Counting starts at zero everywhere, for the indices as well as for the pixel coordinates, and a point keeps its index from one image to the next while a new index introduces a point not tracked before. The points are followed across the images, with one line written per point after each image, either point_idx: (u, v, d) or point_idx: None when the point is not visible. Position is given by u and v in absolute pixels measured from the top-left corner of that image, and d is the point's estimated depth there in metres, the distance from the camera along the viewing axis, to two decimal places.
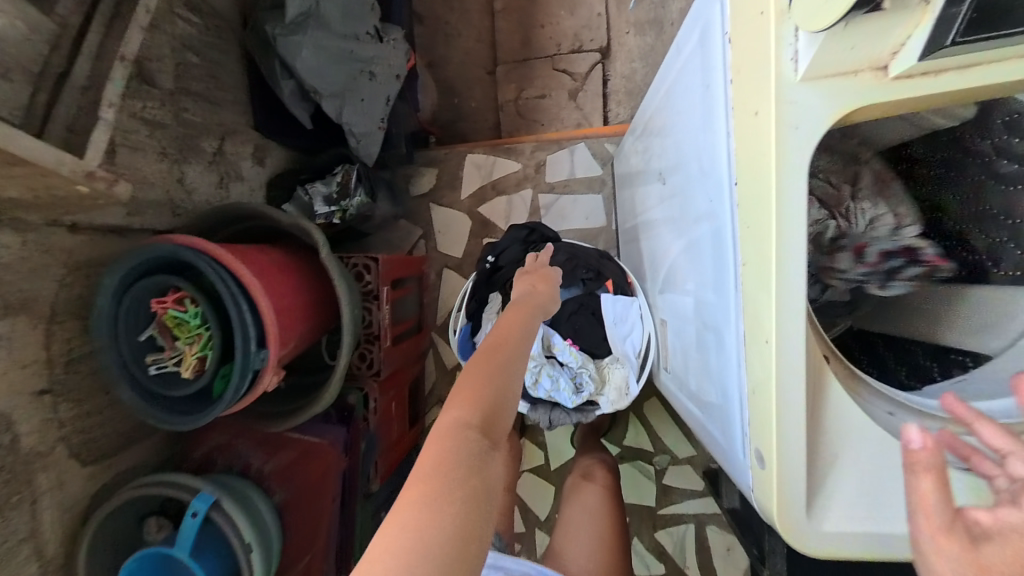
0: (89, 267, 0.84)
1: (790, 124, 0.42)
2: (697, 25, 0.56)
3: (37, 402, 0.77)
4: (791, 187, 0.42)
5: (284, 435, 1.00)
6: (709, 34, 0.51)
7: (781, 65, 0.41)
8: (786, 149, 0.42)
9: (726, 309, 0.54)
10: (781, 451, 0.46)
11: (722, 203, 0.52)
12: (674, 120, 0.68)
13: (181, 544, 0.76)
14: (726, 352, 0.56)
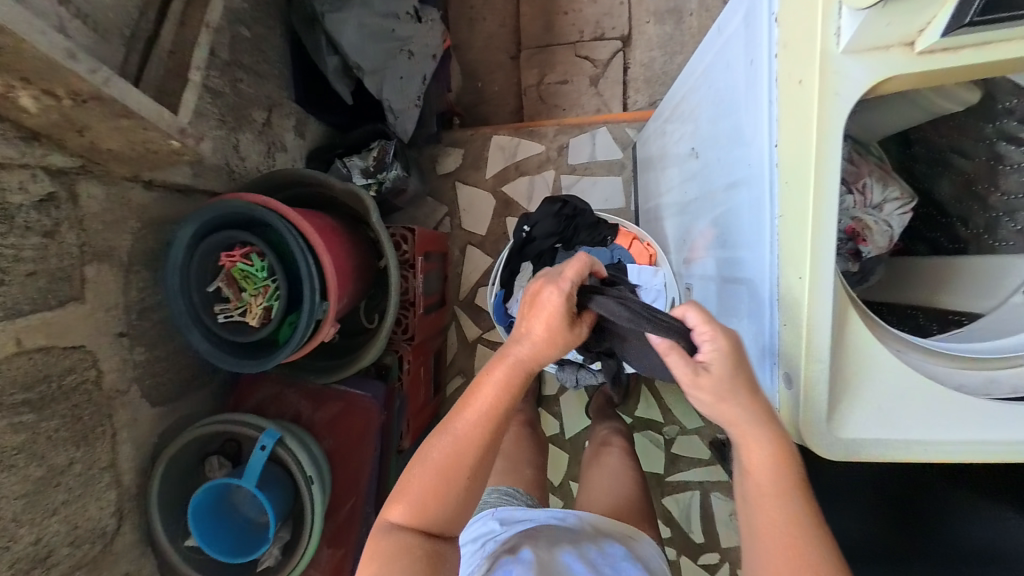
0: (158, 223, 0.91)
1: (832, 91, 0.50)
2: (739, 10, 0.64)
3: (116, 343, 0.85)
4: (830, 142, 0.51)
5: (331, 388, 1.06)
6: (754, 13, 0.58)
7: (829, 42, 0.49)
8: (828, 110, 0.50)
9: (756, 260, 0.61)
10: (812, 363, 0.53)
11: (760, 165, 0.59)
12: (710, 100, 0.75)
13: (250, 476, 0.85)
14: (755, 300, 0.63)
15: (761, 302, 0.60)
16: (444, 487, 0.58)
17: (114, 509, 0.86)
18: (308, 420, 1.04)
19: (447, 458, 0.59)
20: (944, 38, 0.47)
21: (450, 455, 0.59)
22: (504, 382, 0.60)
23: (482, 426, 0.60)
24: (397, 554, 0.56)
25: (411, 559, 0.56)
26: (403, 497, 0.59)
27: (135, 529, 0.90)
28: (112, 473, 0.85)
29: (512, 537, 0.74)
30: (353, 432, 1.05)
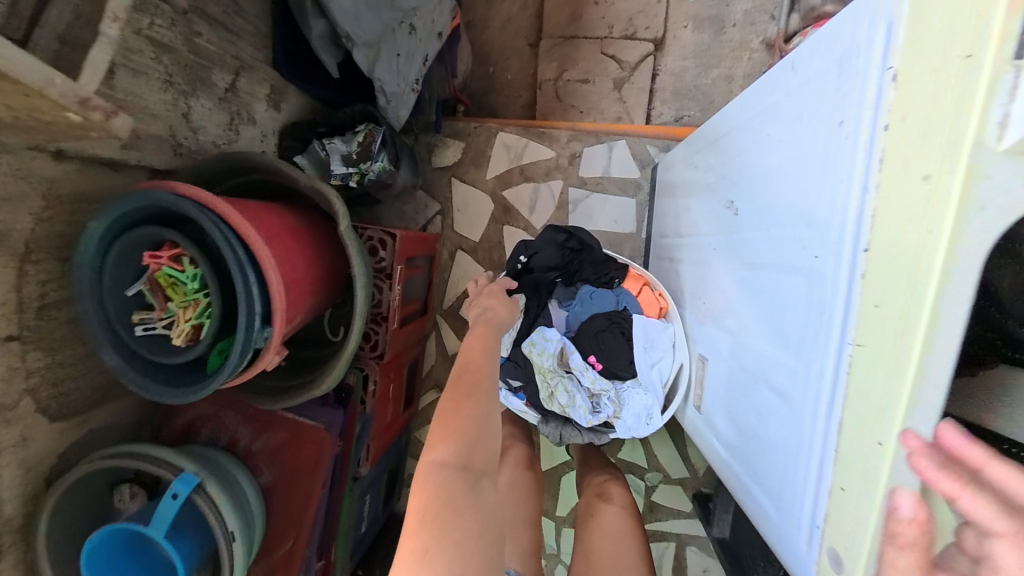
0: (74, 200, 0.74)
1: (978, 207, 0.33)
2: (837, 39, 0.46)
3: (2, 347, 0.68)
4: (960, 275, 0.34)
5: (277, 414, 0.92)
6: (869, 59, 0.42)
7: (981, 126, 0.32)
8: (964, 227, 0.33)
9: (810, 383, 0.50)
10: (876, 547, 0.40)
11: (842, 266, 0.44)
12: (763, 149, 0.60)
13: (158, 524, 0.71)
14: (805, 419, 0.51)
15: (817, 433, 0.48)
16: (474, 424, 0.62)
17: None
18: (245, 448, 0.90)
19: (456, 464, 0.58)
20: None
21: (473, 398, 0.65)
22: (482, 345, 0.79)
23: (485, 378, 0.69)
24: (450, 496, 0.55)
25: (461, 491, 0.56)
26: (443, 434, 0.61)
27: (18, 564, 0.76)
28: None
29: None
30: (297, 467, 0.91)
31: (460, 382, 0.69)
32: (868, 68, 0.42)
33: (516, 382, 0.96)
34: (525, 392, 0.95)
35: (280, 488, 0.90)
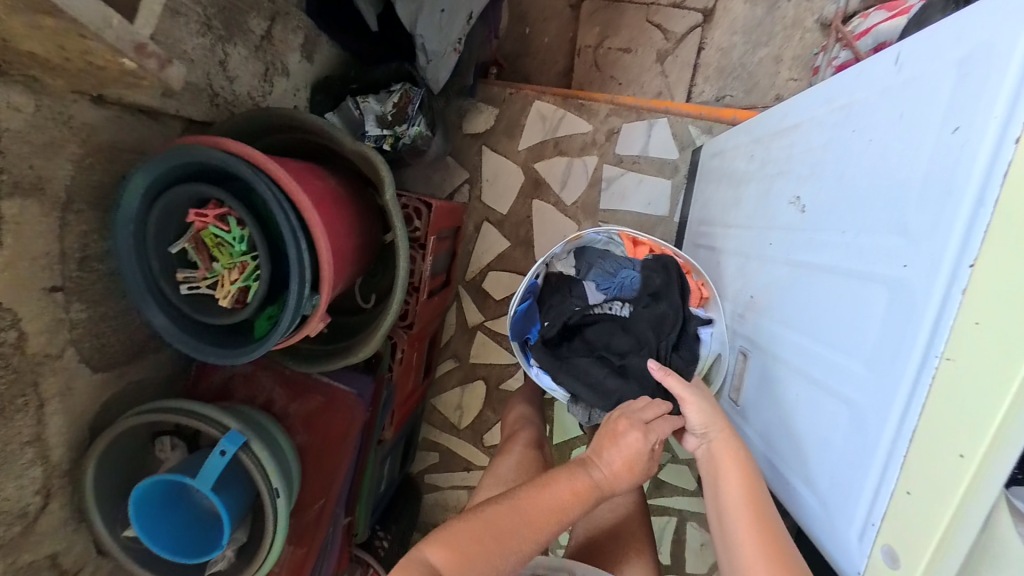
0: (112, 150, 0.71)
1: None
2: (967, 40, 0.45)
3: (47, 300, 0.67)
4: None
5: (311, 378, 0.93)
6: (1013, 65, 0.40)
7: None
8: None
9: (875, 393, 0.51)
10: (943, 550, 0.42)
11: (940, 278, 0.44)
12: (850, 150, 0.58)
13: (204, 478, 0.73)
14: (863, 428, 0.52)
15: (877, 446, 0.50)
16: (479, 553, 0.64)
17: (40, 487, 0.73)
18: (281, 410, 0.91)
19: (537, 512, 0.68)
20: None
21: (496, 535, 0.65)
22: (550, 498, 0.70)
23: (524, 530, 0.67)
24: None
25: None
26: (450, 543, 0.64)
27: (65, 506, 0.78)
28: (36, 448, 0.71)
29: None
30: (329, 432, 0.93)
31: (494, 528, 0.66)
32: (1007, 77, 0.40)
33: None
34: (556, 371, 0.98)
35: (313, 450, 0.93)
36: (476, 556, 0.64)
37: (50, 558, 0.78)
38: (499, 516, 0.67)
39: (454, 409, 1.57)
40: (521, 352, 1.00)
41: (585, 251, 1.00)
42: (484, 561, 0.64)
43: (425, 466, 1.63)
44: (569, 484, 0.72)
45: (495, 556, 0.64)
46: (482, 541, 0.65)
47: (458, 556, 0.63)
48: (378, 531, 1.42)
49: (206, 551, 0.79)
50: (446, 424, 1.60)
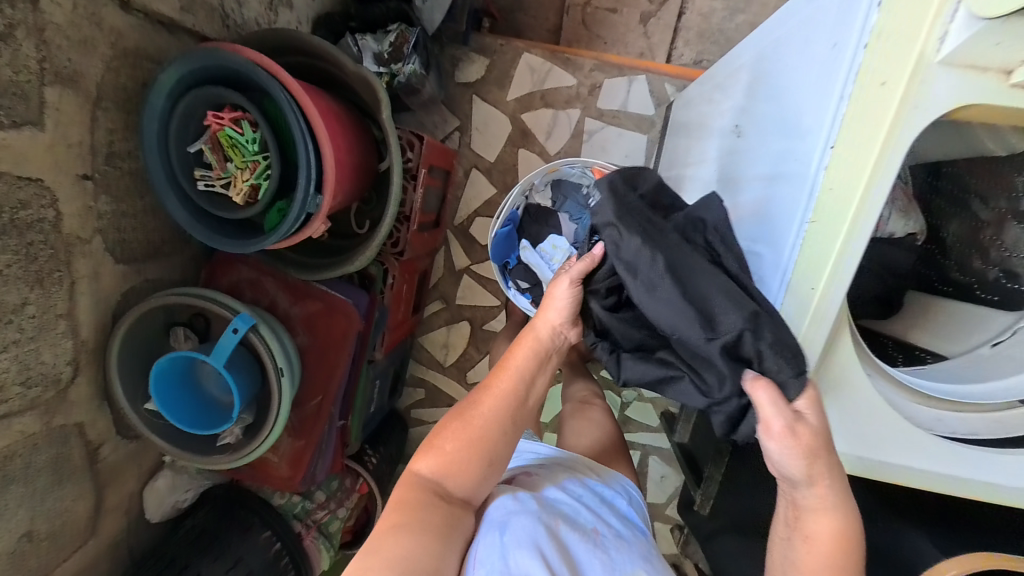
0: (135, 56, 0.78)
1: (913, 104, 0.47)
2: None
3: (79, 186, 0.76)
4: (890, 157, 0.48)
5: (311, 286, 1.03)
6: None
7: (928, 48, 0.46)
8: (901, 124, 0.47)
9: (771, 270, 0.62)
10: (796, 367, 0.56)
11: (810, 165, 0.54)
12: (775, 77, 0.69)
13: (219, 355, 0.84)
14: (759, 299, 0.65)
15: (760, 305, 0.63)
16: (471, 456, 0.63)
17: (71, 358, 0.83)
18: (284, 313, 1.02)
19: (503, 394, 0.67)
20: None
21: (473, 430, 0.64)
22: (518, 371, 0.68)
23: (498, 412, 0.65)
24: (412, 508, 0.60)
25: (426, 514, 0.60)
26: (436, 451, 0.64)
27: (92, 382, 0.88)
28: (69, 322, 0.81)
29: (516, 470, 0.79)
30: (327, 337, 1.04)
31: (465, 419, 0.65)
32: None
33: (525, 284, 1.10)
34: (531, 293, 1.10)
35: (313, 350, 1.04)
36: (466, 465, 0.63)
37: (78, 427, 0.88)
38: (468, 410, 0.66)
39: (440, 346, 1.69)
40: (500, 275, 1.13)
41: (561, 184, 1.11)
42: (481, 464, 0.64)
43: (412, 401, 1.76)
44: (534, 343, 0.69)
45: (488, 451, 0.64)
46: (473, 450, 0.63)
47: (448, 460, 0.63)
48: (368, 450, 1.53)
49: (217, 425, 0.91)
50: (433, 361, 1.73)
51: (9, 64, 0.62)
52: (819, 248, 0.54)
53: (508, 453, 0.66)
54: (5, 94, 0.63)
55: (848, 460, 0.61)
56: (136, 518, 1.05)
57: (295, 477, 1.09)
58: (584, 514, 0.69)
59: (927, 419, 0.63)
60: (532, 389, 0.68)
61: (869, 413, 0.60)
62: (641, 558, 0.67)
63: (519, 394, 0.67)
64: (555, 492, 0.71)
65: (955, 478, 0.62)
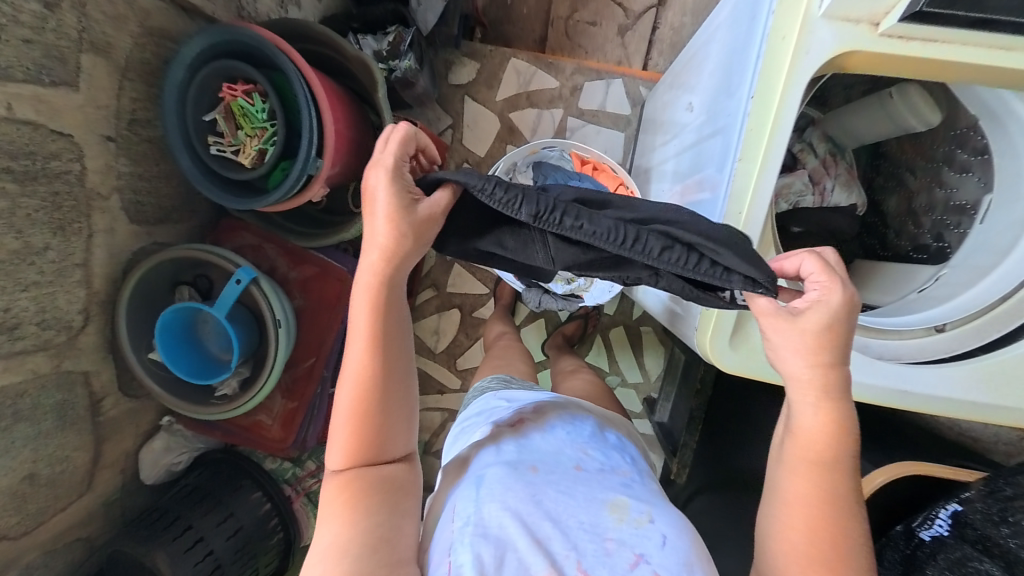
0: (159, 36, 0.89)
1: (804, 54, 0.57)
2: None
3: (103, 146, 0.85)
4: (789, 101, 0.59)
5: (309, 253, 1.11)
6: None
7: (812, 6, 0.56)
8: (795, 72, 0.58)
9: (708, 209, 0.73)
10: None
11: (738, 114, 0.64)
12: (718, 55, 0.81)
13: (222, 305, 0.91)
14: None
15: None
16: (365, 421, 0.62)
17: (82, 307, 0.89)
18: (282, 276, 1.10)
19: (360, 348, 0.61)
20: (900, 25, 0.54)
21: (353, 394, 0.62)
22: (367, 318, 0.61)
23: (369, 362, 0.61)
24: (355, 494, 0.60)
25: (362, 486, 0.61)
26: (337, 442, 0.62)
27: (99, 333, 0.94)
28: (84, 271, 0.88)
29: (511, 416, 0.78)
30: (322, 297, 1.11)
31: (344, 392, 0.62)
32: None
33: None
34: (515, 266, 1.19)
35: (308, 312, 1.11)
36: (369, 436, 0.62)
37: (83, 376, 0.93)
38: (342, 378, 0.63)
39: (431, 333, 1.75)
40: None
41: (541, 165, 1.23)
42: (380, 424, 0.62)
43: None
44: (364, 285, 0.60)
45: (380, 402, 0.62)
46: (363, 423, 0.62)
47: (350, 438, 0.62)
48: None
49: (215, 377, 0.98)
50: (423, 348, 1.78)
51: (53, 31, 0.72)
52: (740, 183, 0.64)
53: (396, 397, 0.63)
54: (47, 56, 0.72)
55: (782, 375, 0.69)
56: (130, 478, 1.08)
57: (286, 438, 1.14)
58: (564, 457, 0.69)
59: (855, 341, 0.73)
60: (385, 319, 0.62)
61: None
62: (621, 485, 0.67)
63: (379, 339, 0.62)
64: (536, 438, 0.71)
65: (878, 388, 0.71)
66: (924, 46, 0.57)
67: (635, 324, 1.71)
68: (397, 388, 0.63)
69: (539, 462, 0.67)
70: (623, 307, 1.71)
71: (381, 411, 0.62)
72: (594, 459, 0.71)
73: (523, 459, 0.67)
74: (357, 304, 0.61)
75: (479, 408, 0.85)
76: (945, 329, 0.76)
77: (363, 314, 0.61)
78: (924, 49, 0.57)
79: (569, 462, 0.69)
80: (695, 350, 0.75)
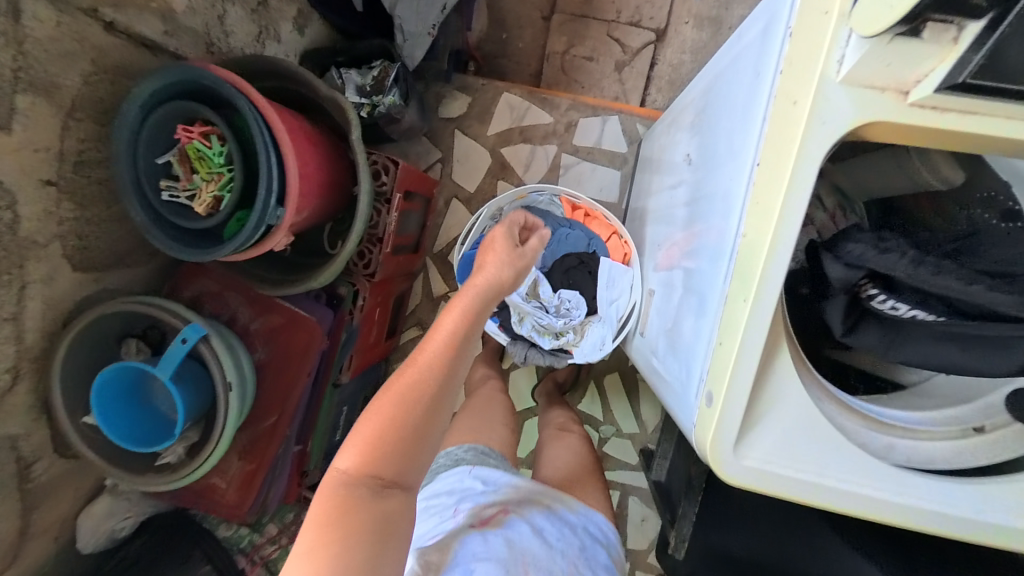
0: (116, 73, 0.83)
1: (821, 122, 0.49)
2: (761, 16, 0.61)
3: (42, 191, 0.77)
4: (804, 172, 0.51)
5: (274, 301, 1.02)
6: (774, 28, 0.56)
7: (827, 67, 0.48)
8: (810, 143, 0.50)
9: (710, 288, 0.66)
10: (734, 383, 0.56)
11: (744, 180, 0.58)
12: (718, 108, 0.75)
13: (165, 366, 0.82)
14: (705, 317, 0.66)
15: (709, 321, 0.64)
16: (404, 428, 0.58)
17: (11, 366, 0.80)
18: (244, 327, 1.01)
19: (433, 354, 0.61)
20: (935, 94, 0.46)
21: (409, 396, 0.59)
22: (457, 322, 0.64)
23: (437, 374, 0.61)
24: (354, 508, 0.54)
25: (364, 512, 0.54)
26: (359, 439, 0.57)
27: (31, 392, 0.84)
28: (15, 327, 0.79)
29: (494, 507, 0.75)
30: (287, 349, 1.03)
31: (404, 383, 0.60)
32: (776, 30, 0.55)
33: (493, 307, 1.13)
34: (499, 316, 1.12)
35: (271, 367, 1.02)
36: (399, 449, 0.58)
37: (10, 441, 0.83)
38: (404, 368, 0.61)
39: None
40: None
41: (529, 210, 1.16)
42: (414, 440, 0.58)
43: None
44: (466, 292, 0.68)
45: (431, 423, 0.59)
46: (400, 425, 0.58)
47: (375, 441, 0.57)
48: None
49: (158, 444, 0.88)
50: None
51: None
52: (745, 264, 0.56)
53: (439, 430, 0.60)
54: None
55: (821, 494, 0.59)
56: (65, 548, 0.97)
57: (241, 503, 1.03)
58: (553, 564, 0.68)
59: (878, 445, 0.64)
60: (477, 329, 0.66)
61: (817, 433, 0.59)
62: None
63: (457, 350, 0.63)
64: (526, 536, 0.70)
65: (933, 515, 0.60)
66: (961, 118, 0.48)
67: (631, 370, 1.61)
68: (440, 410, 0.60)
69: (528, 561, 0.67)
70: (619, 351, 1.61)
71: (428, 432, 0.59)
72: (576, 555, 0.72)
73: (513, 559, 0.66)
74: (456, 304, 0.66)
75: (453, 489, 0.79)
76: (986, 431, 0.67)
77: (450, 319, 0.65)
78: (960, 122, 0.49)
79: (554, 561, 0.69)
80: (692, 445, 0.65)
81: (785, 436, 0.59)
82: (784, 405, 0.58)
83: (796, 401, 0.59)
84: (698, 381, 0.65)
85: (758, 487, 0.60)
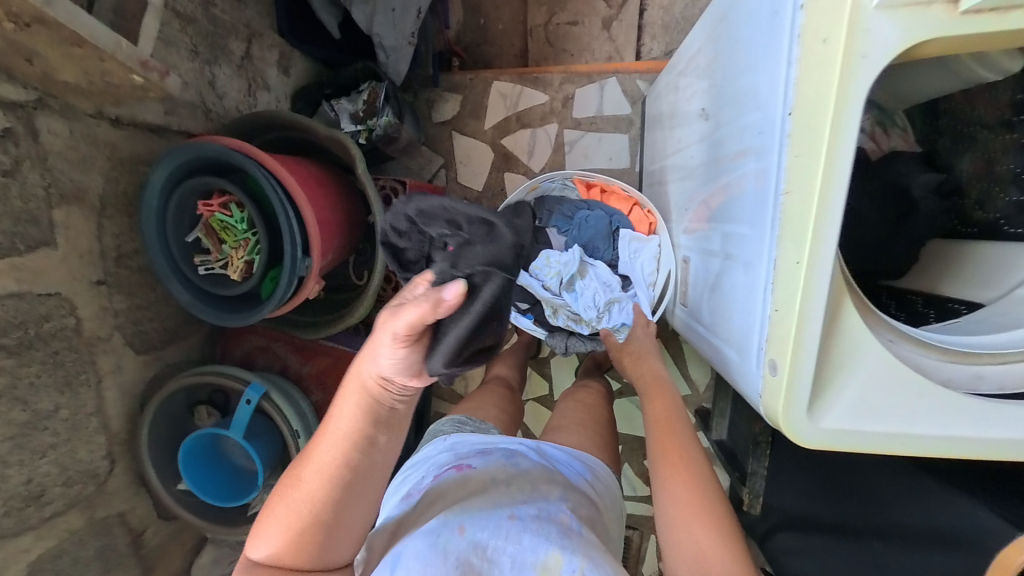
0: (132, 163, 0.86)
1: (861, 55, 0.46)
2: None
3: (94, 291, 0.82)
4: (849, 119, 0.47)
5: (318, 344, 1.09)
6: None
7: None
8: (852, 83, 0.46)
9: (756, 253, 0.62)
10: (799, 347, 0.54)
11: (777, 134, 0.54)
12: (730, 54, 0.70)
13: (236, 427, 0.89)
14: (751, 279, 0.64)
15: (758, 284, 0.61)
16: (317, 525, 0.53)
17: (105, 452, 0.87)
18: (296, 372, 1.07)
19: (336, 452, 0.54)
20: None
21: (312, 497, 0.53)
22: (345, 426, 0.54)
23: (340, 486, 0.54)
24: None
25: None
26: (268, 535, 0.54)
27: (127, 471, 0.92)
28: (100, 418, 0.85)
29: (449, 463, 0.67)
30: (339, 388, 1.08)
31: (303, 483, 0.54)
32: None
33: (524, 304, 1.11)
34: (533, 312, 1.10)
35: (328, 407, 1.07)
36: (311, 546, 0.54)
37: (120, 516, 0.91)
38: (307, 459, 0.55)
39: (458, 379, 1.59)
40: None
41: (544, 200, 1.13)
42: (326, 535, 0.54)
43: None
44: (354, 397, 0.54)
45: (332, 522, 0.54)
46: (309, 527, 0.53)
47: (285, 541, 0.53)
48: None
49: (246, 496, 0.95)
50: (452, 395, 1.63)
51: (20, 197, 0.71)
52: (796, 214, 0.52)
53: (351, 518, 0.55)
54: (19, 223, 0.71)
55: (890, 443, 0.56)
56: None
57: None
58: (494, 511, 0.57)
59: (965, 378, 0.59)
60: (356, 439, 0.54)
61: (889, 382, 0.55)
62: (558, 538, 0.54)
63: (361, 455, 0.54)
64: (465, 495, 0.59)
65: (1012, 444, 0.54)
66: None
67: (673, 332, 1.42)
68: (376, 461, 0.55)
69: (467, 520, 0.55)
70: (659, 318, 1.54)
71: (346, 530, 0.55)
72: (529, 505, 0.58)
73: (446, 525, 0.55)
74: (340, 409, 0.54)
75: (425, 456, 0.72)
76: None
77: (347, 422, 0.54)
78: (1019, 21, 0.45)
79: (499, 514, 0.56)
80: (763, 415, 0.63)
81: (859, 393, 0.55)
82: (856, 362, 0.56)
83: (866, 346, 0.55)
84: (757, 348, 0.63)
85: (836, 450, 0.57)
